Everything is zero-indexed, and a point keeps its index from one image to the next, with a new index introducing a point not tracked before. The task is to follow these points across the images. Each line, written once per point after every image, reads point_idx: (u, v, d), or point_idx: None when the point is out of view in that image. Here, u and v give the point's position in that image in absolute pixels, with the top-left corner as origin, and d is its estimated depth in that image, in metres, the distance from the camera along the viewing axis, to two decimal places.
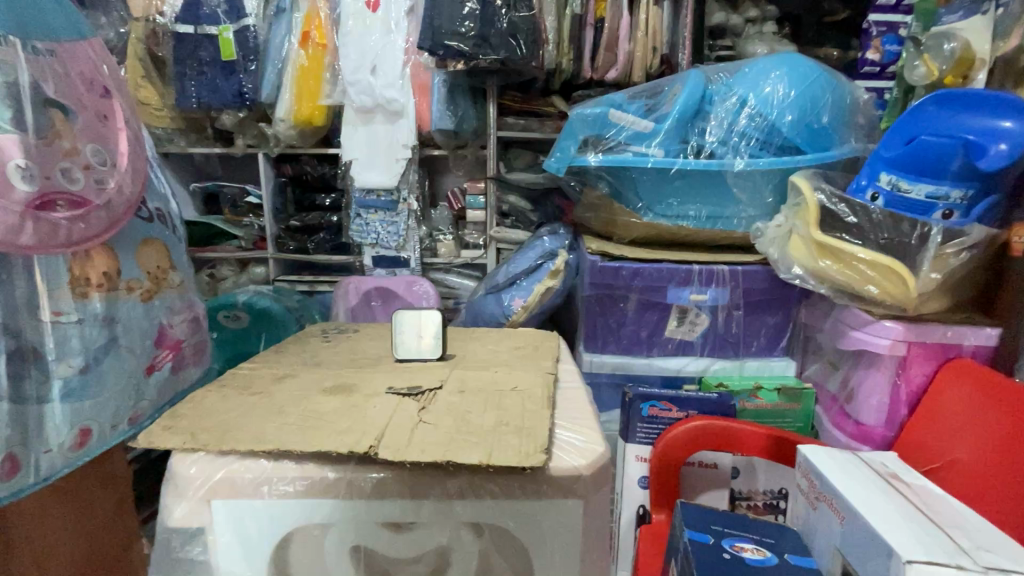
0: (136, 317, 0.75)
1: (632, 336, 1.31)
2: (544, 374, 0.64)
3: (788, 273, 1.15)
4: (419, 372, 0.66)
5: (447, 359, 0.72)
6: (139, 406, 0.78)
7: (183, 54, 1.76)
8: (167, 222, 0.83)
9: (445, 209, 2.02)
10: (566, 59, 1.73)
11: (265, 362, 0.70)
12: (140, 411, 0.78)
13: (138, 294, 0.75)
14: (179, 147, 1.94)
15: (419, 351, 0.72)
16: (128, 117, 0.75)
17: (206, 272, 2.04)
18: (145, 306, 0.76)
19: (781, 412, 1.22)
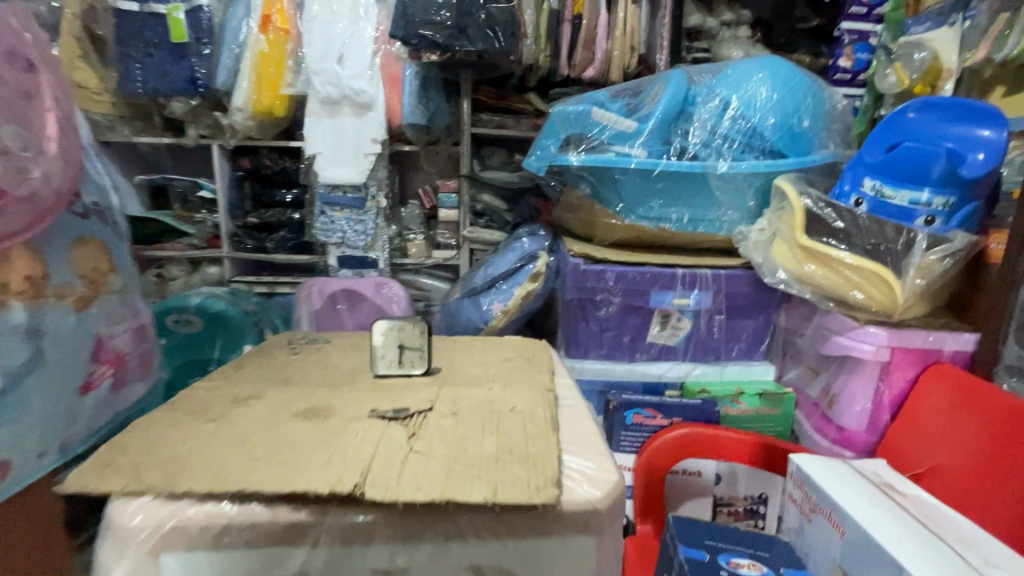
0: (66, 328, 0.64)
1: (614, 341, 1.27)
2: (542, 391, 0.59)
3: (773, 278, 1.14)
4: (403, 390, 0.59)
5: (432, 374, 0.65)
6: (71, 432, 0.67)
7: (127, 34, 1.61)
8: (106, 220, 0.73)
9: (416, 208, 1.92)
10: (543, 55, 1.67)
11: (224, 380, 0.62)
12: (74, 437, 0.68)
13: (71, 301, 0.65)
14: (122, 135, 1.77)
15: (401, 367, 0.64)
16: (57, 96, 0.63)
17: (152, 272, 1.88)
18: (78, 315, 0.66)
19: (762, 417, 1.21)
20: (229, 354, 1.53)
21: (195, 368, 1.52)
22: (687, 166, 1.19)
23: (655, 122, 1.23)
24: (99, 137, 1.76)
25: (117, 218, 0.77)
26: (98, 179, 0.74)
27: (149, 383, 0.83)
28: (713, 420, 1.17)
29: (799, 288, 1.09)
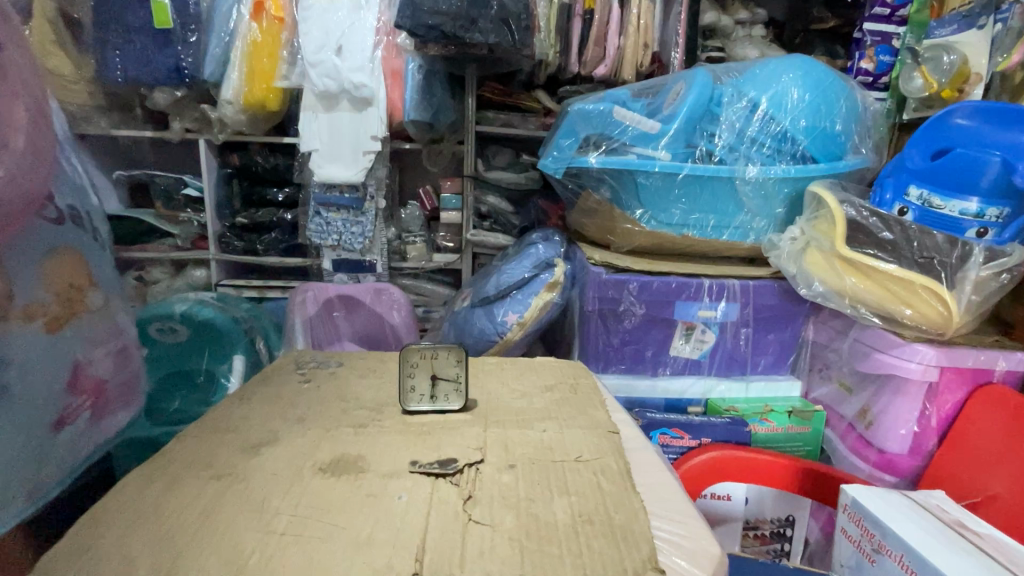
0: (37, 354, 0.54)
1: (635, 354, 1.19)
2: (606, 434, 0.50)
3: (808, 289, 1.08)
4: (442, 432, 0.50)
5: (469, 408, 0.57)
6: (41, 476, 0.57)
7: (106, 17, 1.49)
8: (83, 225, 0.63)
9: (416, 209, 1.83)
10: (553, 51, 1.55)
11: (227, 417, 0.52)
12: (45, 480, 0.58)
13: (41, 324, 0.55)
14: (100, 128, 1.65)
15: (435, 401, 0.56)
16: (28, 79, 0.53)
17: (132, 274, 1.76)
18: (52, 339, 0.56)
19: (792, 437, 1.13)
20: (218, 364, 1.41)
21: (181, 380, 1.40)
22: (715, 168, 1.10)
23: (681, 122, 1.13)
24: (75, 130, 1.64)
25: (98, 224, 0.67)
26: (76, 177, 0.65)
27: (133, 410, 0.73)
28: (743, 441, 1.10)
29: (836, 301, 1.03)
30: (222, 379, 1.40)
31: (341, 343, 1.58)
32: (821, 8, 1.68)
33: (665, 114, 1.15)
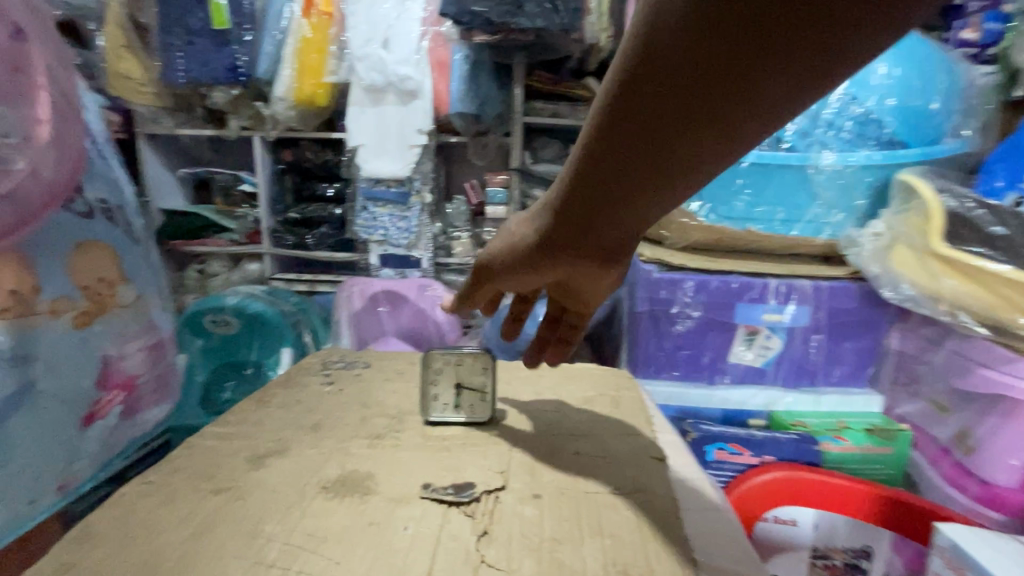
0: (64, 349, 0.55)
1: (691, 361, 1.09)
2: (657, 470, 0.44)
3: (893, 292, 0.95)
4: (464, 453, 0.45)
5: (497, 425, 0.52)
6: (73, 469, 0.58)
7: (170, 21, 1.54)
8: (115, 220, 0.64)
9: (462, 204, 1.79)
10: (605, 36, 1.46)
11: (244, 424, 0.50)
12: (75, 474, 0.58)
13: (70, 319, 0.56)
14: (166, 128, 1.72)
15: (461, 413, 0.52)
16: (54, 69, 0.54)
17: (194, 268, 1.83)
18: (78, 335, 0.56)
19: (872, 459, 1.00)
20: (265, 357, 1.44)
21: (231, 371, 1.43)
22: (783, 156, 0.98)
23: None
24: (144, 130, 1.73)
25: (135, 219, 0.68)
26: (114, 172, 0.66)
27: (169, 405, 0.73)
28: (813, 462, 0.99)
29: (929, 307, 0.90)
30: (269, 371, 1.43)
31: (383, 339, 1.54)
32: None
33: None
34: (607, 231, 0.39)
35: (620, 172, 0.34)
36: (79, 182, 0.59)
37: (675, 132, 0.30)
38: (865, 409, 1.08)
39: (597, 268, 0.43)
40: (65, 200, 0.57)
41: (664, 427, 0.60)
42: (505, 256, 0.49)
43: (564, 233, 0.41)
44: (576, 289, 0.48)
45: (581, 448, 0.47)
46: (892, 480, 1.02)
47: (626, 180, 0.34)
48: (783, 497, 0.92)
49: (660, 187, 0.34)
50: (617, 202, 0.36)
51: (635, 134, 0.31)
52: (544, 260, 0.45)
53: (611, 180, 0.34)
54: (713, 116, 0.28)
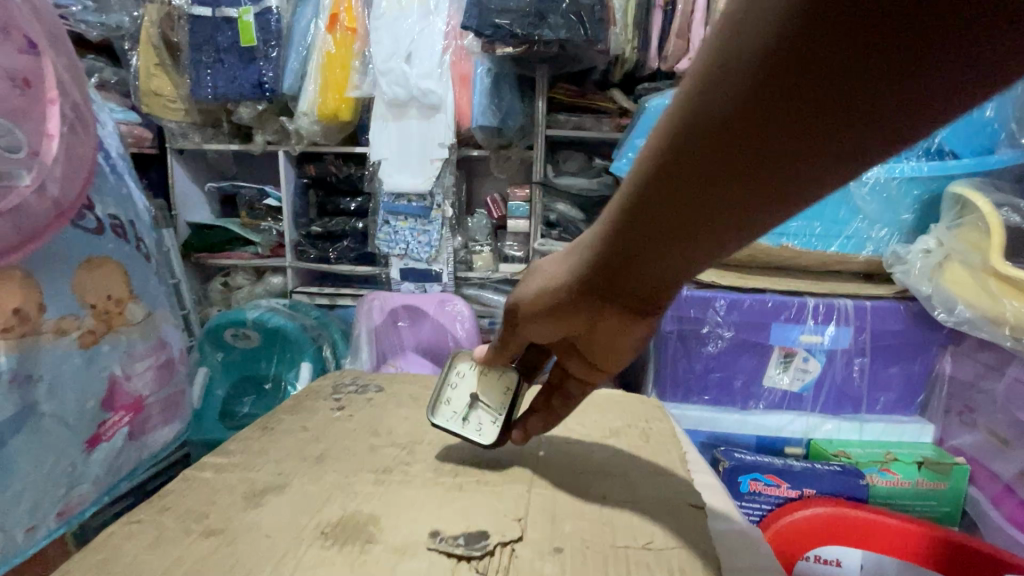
0: (72, 370, 0.55)
1: (722, 384, 1.02)
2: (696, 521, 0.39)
3: (947, 315, 0.88)
4: (479, 495, 0.41)
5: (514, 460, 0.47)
6: (74, 497, 0.56)
7: (200, 40, 1.57)
8: (126, 236, 0.65)
9: (483, 217, 1.77)
10: (630, 47, 1.43)
11: (247, 453, 0.47)
12: (77, 500, 0.57)
13: (74, 340, 0.55)
14: (193, 143, 1.74)
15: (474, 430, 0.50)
16: (64, 83, 0.57)
17: (220, 280, 1.86)
18: (85, 354, 0.56)
19: (924, 495, 0.93)
20: (284, 371, 1.40)
21: (251, 385, 1.41)
22: None
23: None
24: (173, 146, 1.75)
25: (146, 235, 0.69)
26: (125, 187, 0.68)
27: (181, 423, 0.72)
28: (857, 496, 0.91)
29: (989, 330, 0.83)
30: (287, 385, 1.38)
31: (404, 354, 1.50)
32: None
33: None
34: (656, 276, 0.34)
35: (681, 206, 0.29)
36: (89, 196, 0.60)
37: (761, 161, 0.26)
38: (915, 440, 0.99)
39: (637, 321, 0.38)
40: (76, 217, 0.59)
41: (699, 465, 0.55)
42: (526, 300, 0.42)
43: (604, 274, 0.36)
44: (605, 350, 0.42)
45: (606, 494, 0.43)
46: (947, 519, 0.95)
47: (693, 216, 0.29)
48: (823, 534, 0.85)
49: (731, 229, 0.29)
50: (674, 242, 0.31)
51: (708, 163, 0.27)
52: (576, 304, 0.39)
53: (674, 214, 0.30)
54: (805, 146, 0.24)
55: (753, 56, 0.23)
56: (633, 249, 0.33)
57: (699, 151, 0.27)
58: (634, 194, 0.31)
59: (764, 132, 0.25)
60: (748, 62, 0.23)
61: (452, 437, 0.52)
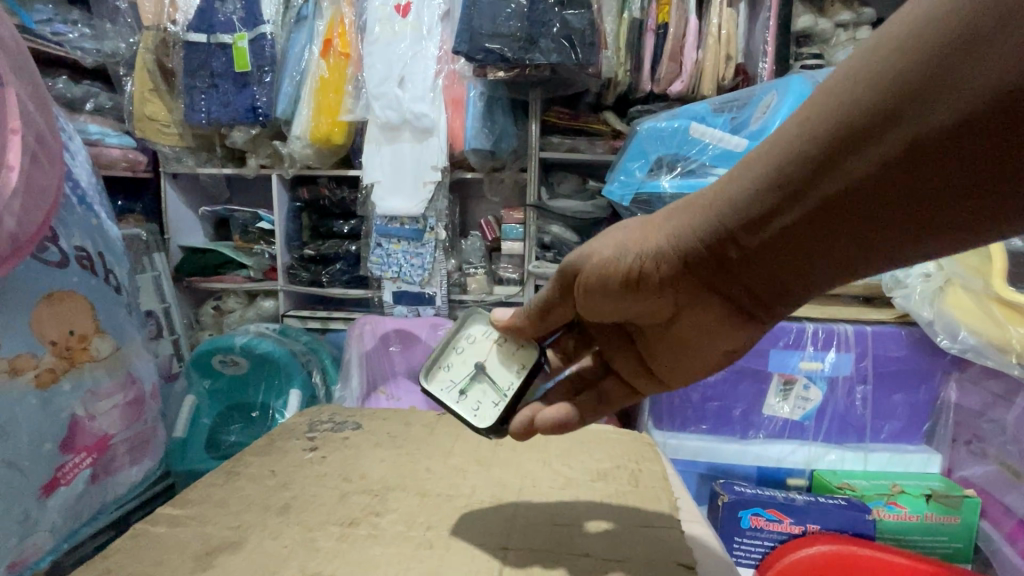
0: (30, 412, 0.62)
1: (721, 414, 0.99)
2: None
3: (950, 342, 0.84)
4: (450, 563, 0.39)
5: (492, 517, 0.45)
6: (34, 539, 0.64)
7: (195, 66, 1.58)
8: (92, 267, 0.74)
9: (477, 240, 1.75)
10: (622, 70, 1.43)
11: (210, 512, 0.45)
12: (36, 544, 0.65)
13: (31, 378, 0.63)
14: (188, 167, 1.72)
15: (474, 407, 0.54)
16: (27, 110, 0.59)
17: (211, 304, 1.83)
18: (42, 394, 0.64)
19: (933, 530, 0.89)
20: (273, 398, 1.31)
21: (238, 413, 1.31)
22: None
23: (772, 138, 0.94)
24: (167, 170, 1.74)
25: (114, 267, 0.79)
26: (95, 218, 0.78)
27: (148, 463, 0.82)
28: (865, 533, 0.85)
29: (993, 356, 0.80)
30: (276, 413, 1.29)
31: (395, 380, 1.48)
32: None
33: (753, 129, 0.97)
34: (756, 271, 0.40)
35: (807, 221, 0.34)
36: (53, 231, 0.69)
37: (889, 209, 0.30)
38: (922, 471, 0.96)
39: (720, 313, 0.44)
40: (38, 249, 0.67)
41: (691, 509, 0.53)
42: (590, 270, 0.45)
43: (707, 266, 0.41)
44: (676, 338, 0.48)
45: (589, 549, 0.42)
46: (959, 556, 0.90)
47: (811, 231, 0.34)
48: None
49: (836, 255, 0.34)
50: (784, 248, 0.37)
51: (844, 197, 0.31)
52: (668, 289, 0.44)
53: (796, 226, 0.35)
54: (932, 212, 0.29)
55: (925, 124, 0.27)
56: (746, 246, 0.38)
57: (836, 182, 0.31)
58: (759, 200, 0.36)
59: (902, 188, 0.29)
60: (916, 128, 0.27)
61: (428, 483, 0.51)
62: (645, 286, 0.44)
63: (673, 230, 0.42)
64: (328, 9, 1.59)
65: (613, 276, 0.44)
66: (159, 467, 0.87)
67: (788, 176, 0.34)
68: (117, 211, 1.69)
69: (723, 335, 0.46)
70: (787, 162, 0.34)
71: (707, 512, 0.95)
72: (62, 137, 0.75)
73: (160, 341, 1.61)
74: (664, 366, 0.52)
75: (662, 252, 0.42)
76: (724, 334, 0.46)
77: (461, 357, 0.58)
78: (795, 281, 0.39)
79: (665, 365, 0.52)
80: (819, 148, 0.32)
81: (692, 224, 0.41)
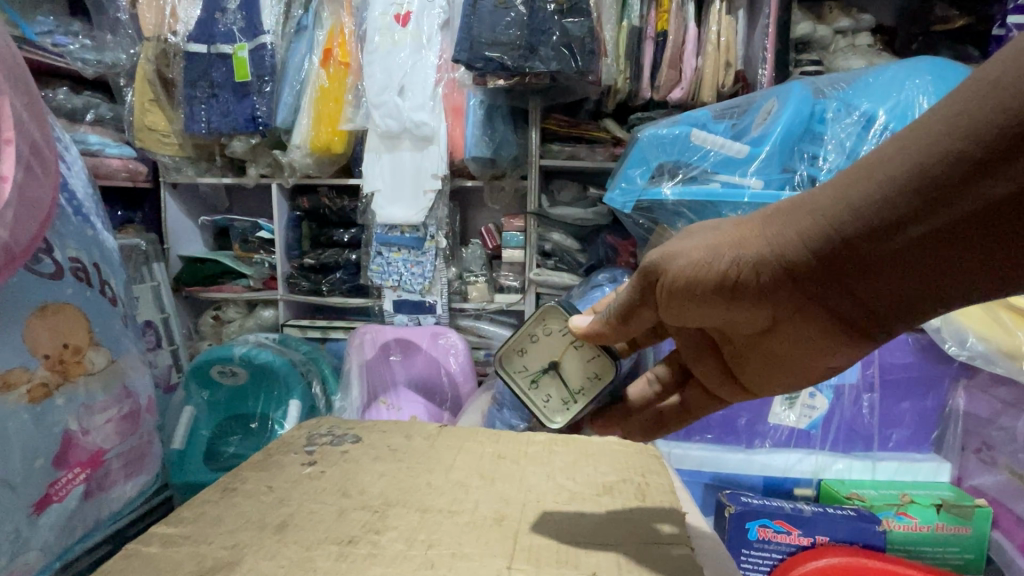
0: (21, 427, 0.61)
1: (726, 423, 0.97)
2: None
3: (958, 348, 0.82)
4: None
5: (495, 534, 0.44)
6: (23, 557, 0.63)
7: (195, 76, 1.58)
8: (86, 278, 0.73)
9: (478, 248, 1.74)
10: (623, 77, 1.43)
11: (204, 531, 0.44)
12: (26, 563, 0.64)
13: (23, 393, 0.62)
14: (188, 176, 1.71)
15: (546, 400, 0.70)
16: (21, 120, 0.58)
17: (211, 313, 1.83)
18: (34, 409, 0.63)
19: (945, 540, 0.87)
20: (272, 409, 1.28)
21: (237, 424, 1.29)
22: None
23: (774, 144, 0.94)
24: (167, 179, 1.73)
25: (109, 279, 0.78)
26: (90, 229, 0.77)
27: (143, 477, 0.81)
28: (876, 545, 0.84)
29: (1004, 364, 0.79)
30: (275, 423, 1.26)
31: (395, 390, 1.45)
32: (944, 5, 1.35)
33: (754, 135, 0.97)
34: (868, 296, 0.34)
35: (943, 238, 0.29)
36: (48, 243, 0.68)
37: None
38: (931, 479, 0.94)
39: (819, 332, 0.38)
40: (32, 262, 0.66)
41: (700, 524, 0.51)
42: (676, 273, 0.42)
43: (806, 284, 0.36)
44: (770, 351, 0.44)
45: (596, 569, 0.40)
46: (971, 567, 0.88)
47: (948, 246, 0.29)
48: None
49: (975, 276, 0.29)
50: (906, 268, 0.31)
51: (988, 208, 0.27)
52: (763, 302, 0.39)
53: (923, 243, 0.30)
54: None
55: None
56: (861, 262, 0.33)
57: (989, 190, 0.27)
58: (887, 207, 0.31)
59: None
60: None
61: (429, 498, 0.49)
62: (737, 295, 0.39)
63: (770, 232, 0.37)
64: (328, 19, 1.60)
65: (703, 278, 0.40)
66: (158, 480, 0.87)
67: (923, 178, 0.29)
68: (116, 221, 1.69)
69: (821, 358, 0.41)
70: (925, 162, 0.29)
71: (713, 523, 0.93)
72: (57, 148, 0.74)
73: (159, 351, 1.60)
74: (758, 375, 0.48)
75: (758, 259, 0.37)
76: (832, 355, 0.40)
77: (537, 352, 0.73)
78: (919, 307, 0.33)
79: (756, 373, 0.48)
80: (976, 144, 0.27)
81: (798, 232, 0.35)
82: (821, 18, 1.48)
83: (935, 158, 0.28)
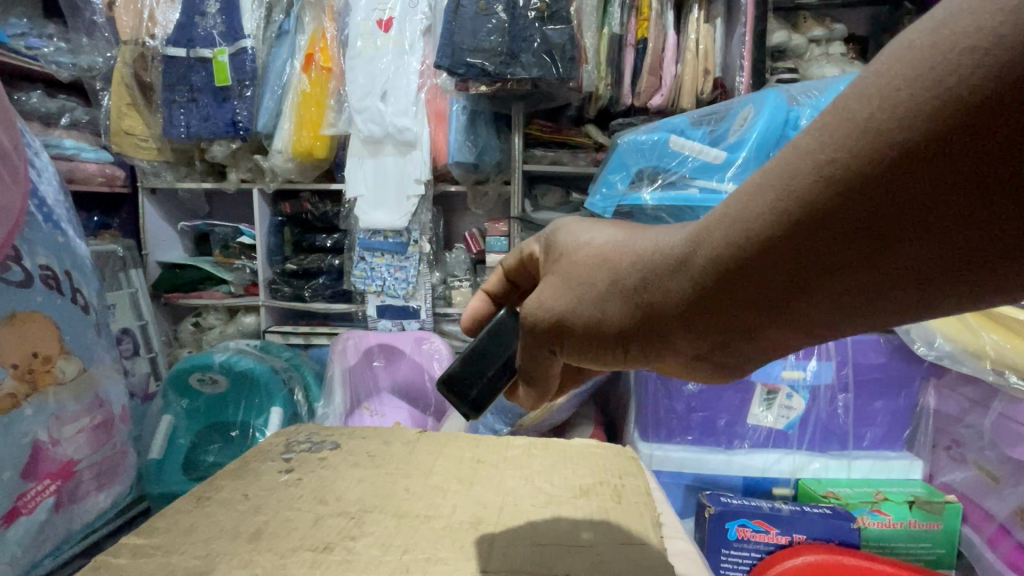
0: None
1: (706, 425, 0.99)
2: None
3: (927, 349, 0.86)
4: None
5: (466, 542, 0.44)
6: None
7: (174, 80, 1.56)
8: (57, 286, 0.72)
9: (462, 252, 1.73)
10: (603, 84, 1.43)
11: (175, 541, 0.43)
12: None
13: None
14: (166, 182, 1.70)
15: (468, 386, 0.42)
16: None
17: (191, 320, 1.79)
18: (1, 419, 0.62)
19: (917, 536, 0.89)
20: (253, 417, 1.26)
21: (217, 433, 1.27)
22: None
23: (750, 150, 0.94)
24: (145, 185, 1.70)
25: (82, 286, 0.77)
26: (61, 235, 0.76)
27: (117, 488, 0.80)
28: (849, 542, 0.86)
29: (969, 364, 0.82)
30: (256, 432, 1.24)
31: (379, 396, 1.44)
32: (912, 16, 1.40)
33: (731, 141, 0.98)
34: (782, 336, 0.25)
35: (881, 285, 0.21)
36: (18, 253, 0.67)
37: (983, 278, 0.20)
38: (903, 477, 0.96)
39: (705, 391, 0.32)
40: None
41: (673, 523, 0.52)
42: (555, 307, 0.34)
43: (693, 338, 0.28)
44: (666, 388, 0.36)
45: (568, 569, 0.41)
46: (943, 562, 0.90)
47: (840, 287, 0.22)
48: None
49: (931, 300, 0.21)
50: (814, 320, 0.24)
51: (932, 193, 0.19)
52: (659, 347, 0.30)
53: (822, 283, 0.22)
54: None
55: None
56: (755, 320, 0.25)
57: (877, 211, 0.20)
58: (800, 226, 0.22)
59: (989, 214, 0.18)
60: None
61: (406, 504, 0.49)
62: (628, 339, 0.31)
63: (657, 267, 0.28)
64: (310, 24, 1.59)
65: (581, 323, 0.32)
66: (133, 490, 0.85)
67: (833, 184, 0.21)
68: (92, 227, 1.65)
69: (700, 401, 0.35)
70: (835, 164, 0.21)
71: (694, 525, 0.94)
72: (26, 154, 0.72)
73: (136, 359, 1.57)
74: None
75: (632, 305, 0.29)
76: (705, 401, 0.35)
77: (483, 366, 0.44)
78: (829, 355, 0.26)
79: None
80: (846, 176, 0.21)
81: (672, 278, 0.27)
82: (795, 27, 1.52)
83: (810, 174, 0.22)
